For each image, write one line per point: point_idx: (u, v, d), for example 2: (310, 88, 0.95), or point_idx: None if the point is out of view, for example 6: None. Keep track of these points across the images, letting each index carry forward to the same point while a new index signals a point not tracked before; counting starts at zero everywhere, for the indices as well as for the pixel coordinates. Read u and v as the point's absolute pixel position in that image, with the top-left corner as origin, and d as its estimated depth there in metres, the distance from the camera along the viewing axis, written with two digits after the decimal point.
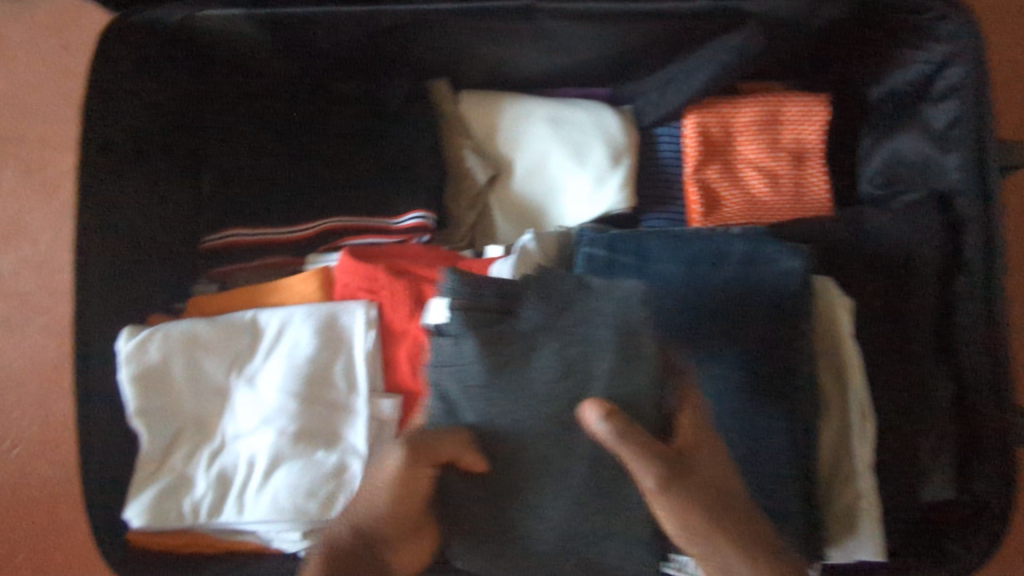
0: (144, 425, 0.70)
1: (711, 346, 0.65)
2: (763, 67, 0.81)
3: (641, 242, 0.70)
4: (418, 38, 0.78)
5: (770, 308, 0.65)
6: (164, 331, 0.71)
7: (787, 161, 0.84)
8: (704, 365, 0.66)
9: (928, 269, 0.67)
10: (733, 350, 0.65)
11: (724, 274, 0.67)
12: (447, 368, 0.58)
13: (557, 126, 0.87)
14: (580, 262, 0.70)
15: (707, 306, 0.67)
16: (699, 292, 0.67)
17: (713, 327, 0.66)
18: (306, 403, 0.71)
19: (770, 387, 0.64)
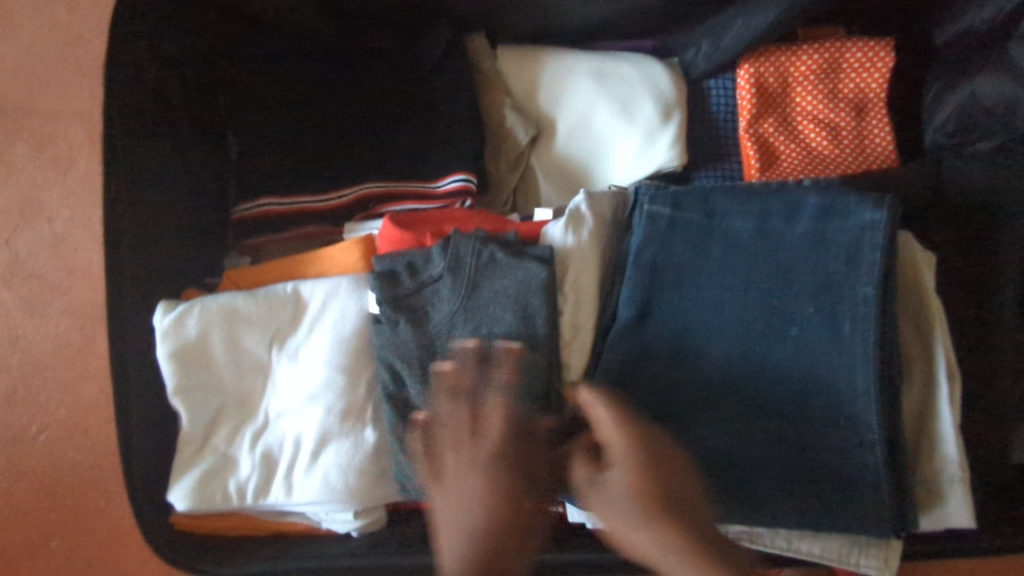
0: (184, 405, 0.66)
1: (784, 307, 0.63)
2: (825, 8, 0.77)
3: (707, 198, 0.65)
4: None
5: (850, 265, 0.60)
6: (201, 304, 0.67)
7: (848, 111, 0.80)
8: (780, 326, 0.63)
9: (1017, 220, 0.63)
10: (811, 310, 0.62)
11: (801, 230, 0.62)
12: (387, 347, 0.67)
13: (603, 81, 0.82)
14: (640, 222, 0.66)
15: (781, 265, 0.63)
16: (771, 251, 0.63)
17: (786, 287, 0.63)
18: (352, 378, 0.68)
19: (853, 346, 0.60)
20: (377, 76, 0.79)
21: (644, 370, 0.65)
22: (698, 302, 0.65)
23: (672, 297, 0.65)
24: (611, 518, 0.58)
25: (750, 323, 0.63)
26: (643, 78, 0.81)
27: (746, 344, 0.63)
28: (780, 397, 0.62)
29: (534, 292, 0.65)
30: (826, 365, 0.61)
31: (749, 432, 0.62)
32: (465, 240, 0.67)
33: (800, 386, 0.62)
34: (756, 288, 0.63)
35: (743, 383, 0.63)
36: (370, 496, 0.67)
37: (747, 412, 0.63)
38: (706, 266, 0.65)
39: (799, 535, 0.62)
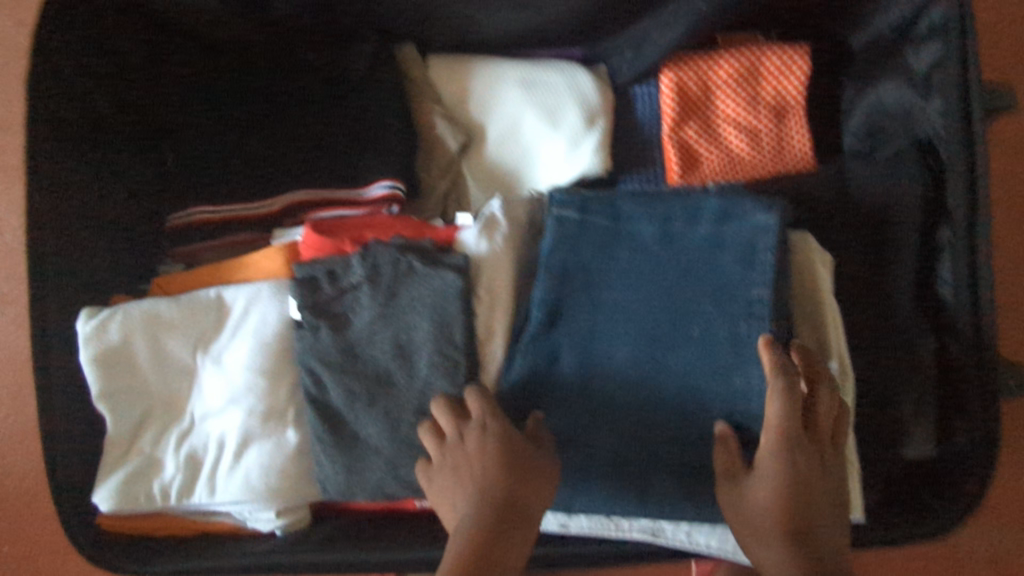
0: (109, 409, 0.68)
1: (687, 307, 0.64)
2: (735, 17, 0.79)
3: (614, 203, 0.67)
4: None
5: (745, 265, 0.62)
6: (124, 310, 0.69)
7: (767, 115, 0.81)
8: (681, 327, 0.64)
9: (909, 224, 0.65)
10: (712, 310, 0.63)
11: (701, 233, 0.64)
12: (309, 352, 0.69)
13: (529, 88, 0.84)
14: (549, 226, 0.67)
15: (684, 268, 0.64)
16: (673, 254, 0.64)
17: (688, 289, 0.64)
18: (272, 381, 0.70)
19: (749, 346, 0.62)
20: (306, 87, 0.81)
21: (555, 371, 0.67)
22: (605, 303, 0.66)
23: (580, 299, 0.67)
24: (745, 528, 0.58)
25: (655, 324, 0.65)
26: (568, 85, 0.83)
27: (651, 346, 0.65)
28: (680, 394, 0.64)
29: (452, 300, 0.66)
30: (724, 365, 0.63)
31: (654, 430, 0.65)
32: (382, 248, 0.68)
33: (700, 384, 0.64)
34: (660, 289, 0.65)
35: (648, 380, 0.65)
36: (292, 495, 0.69)
37: (650, 411, 0.65)
38: (614, 266, 0.66)
39: (698, 528, 0.65)
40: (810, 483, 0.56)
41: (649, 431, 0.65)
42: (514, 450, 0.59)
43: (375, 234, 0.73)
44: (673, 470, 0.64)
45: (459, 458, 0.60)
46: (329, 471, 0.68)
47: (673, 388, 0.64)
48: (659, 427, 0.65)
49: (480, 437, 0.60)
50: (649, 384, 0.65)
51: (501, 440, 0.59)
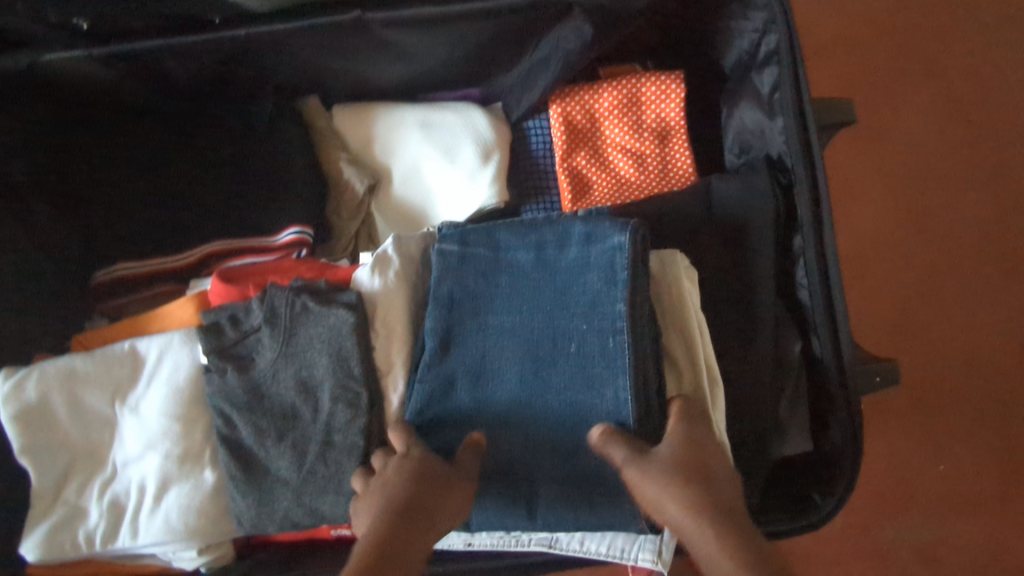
0: (32, 464, 0.72)
1: (562, 326, 0.68)
2: (609, 45, 0.81)
3: (491, 233, 0.72)
4: (272, 62, 0.80)
5: (607, 281, 0.66)
6: (40, 368, 0.73)
7: (651, 139, 0.86)
8: (558, 346, 0.67)
9: (765, 234, 0.70)
10: (584, 327, 0.67)
11: (570, 256, 0.68)
12: (218, 395, 0.73)
13: (428, 130, 0.89)
14: (434, 261, 0.72)
15: (557, 290, 0.68)
16: (547, 278, 0.69)
17: (562, 308, 0.68)
18: (185, 425, 0.73)
19: (618, 358, 0.65)
20: (213, 144, 0.85)
21: (449, 394, 0.70)
22: (491, 325, 0.70)
23: (468, 323, 0.71)
24: (648, 493, 0.60)
25: (536, 343, 0.68)
26: (462, 124, 0.88)
27: (534, 365, 0.68)
28: (564, 414, 0.67)
29: (346, 337, 0.70)
30: (600, 381, 0.65)
31: (541, 449, 0.67)
32: (280, 291, 0.73)
33: (578, 401, 0.66)
34: (537, 311, 0.69)
35: (532, 399, 0.68)
36: (211, 533, 0.72)
37: (537, 430, 0.67)
38: (497, 290, 0.70)
39: (589, 536, 0.69)
40: (707, 448, 0.61)
41: (537, 449, 0.67)
42: (428, 474, 0.63)
43: (280, 278, 0.78)
44: (562, 485, 0.66)
45: (375, 483, 0.64)
46: (245, 509, 0.71)
47: (556, 407, 0.67)
48: (545, 445, 0.67)
49: (399, 462, 0.64)
50: (534, 404, 0.67)
51: (418, 465, 0.63)
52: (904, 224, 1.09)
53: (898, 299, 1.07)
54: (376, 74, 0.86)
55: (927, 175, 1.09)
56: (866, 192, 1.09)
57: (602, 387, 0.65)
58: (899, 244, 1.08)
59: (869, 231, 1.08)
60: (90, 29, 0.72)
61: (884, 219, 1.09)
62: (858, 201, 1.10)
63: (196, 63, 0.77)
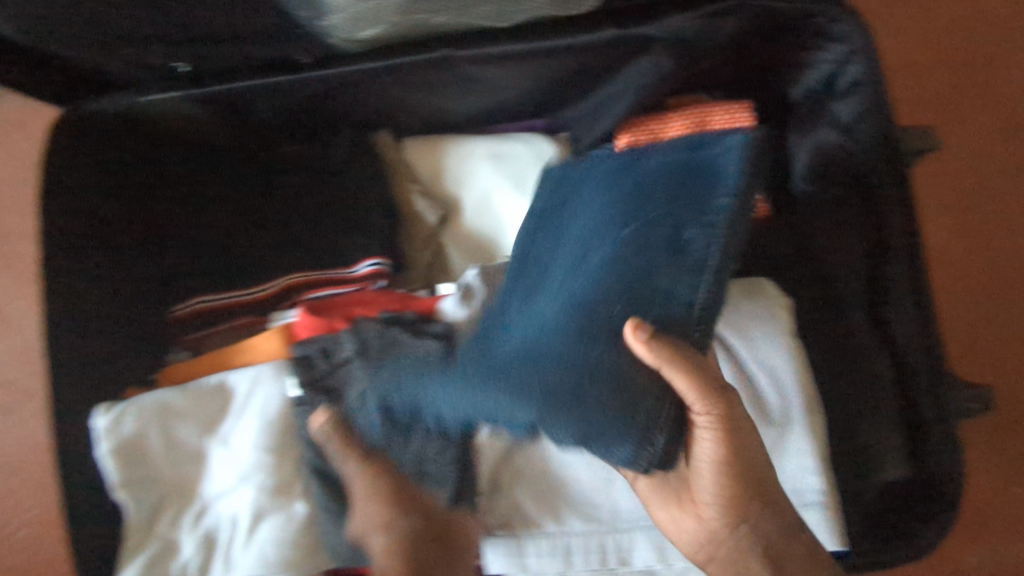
0: (129, 497, 0.72)
1: (653, 216, 0.65)
2: (683, 77, 0.82)
3: (590, 160, 0.79)
4: (353, 99, 0.82)
5: (709, 177, 0.64)
6: (138, 404, 0.74)
7: None
8: (641, 231, 0.65)
9: (852, 264, 0.74)
10: (670, 229, 0.62)
11: (676, 166, 0.68)
12: (310, 427, 0.74)
13: (499, 161, 0.91)
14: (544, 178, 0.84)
15: (655, 188, 0.67)
16: (645, 183, 0.69)
17: (661, 208, 0.65)
18: (278, 458, 0.74)
19: (697, 255, 0.60)
20: (292, 178, 0.87)
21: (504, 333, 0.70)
22: (551, 256, 0.74)
23: (531, 258, 0.76)
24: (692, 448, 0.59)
25: (611, 239, 0.66)
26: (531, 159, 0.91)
27: (607, 253, 0.65)
28: (629, 294, 0.61)
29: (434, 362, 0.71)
30: (682, 273, 0.60)
31: (566, 349, 0.61)
32: (369, 324, 0.77)
33: (650, 288, 0.60)
34: (627, 209, 0.68)
35: (597, 287, 0.63)
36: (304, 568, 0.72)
37: (572, 331, 0.62)
38: (560, 228, 0.76)
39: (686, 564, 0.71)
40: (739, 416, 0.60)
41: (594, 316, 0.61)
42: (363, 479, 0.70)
43: (364, 310, 0.82)
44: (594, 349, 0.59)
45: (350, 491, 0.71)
46: (342, 539, 0.72)
47: (618, 287, 0.62)
48: (592, 325, 0.61)
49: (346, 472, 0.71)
50: (592, 296, 0.63)
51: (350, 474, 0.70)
52: (968, 245, 1.07)
53: (969, 320, 1.02)
54: (451, 106, 0.87)
55: (990, 198, 1.08)
56: (933, 214, 1.09)
57: (685, 275, 0.60)
58: (964, 266, 1.06)
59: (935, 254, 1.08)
60: (188, 70, 0.74)
61: (953, 241, 1.07)
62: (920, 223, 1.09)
63: (283, 101, 0.79)
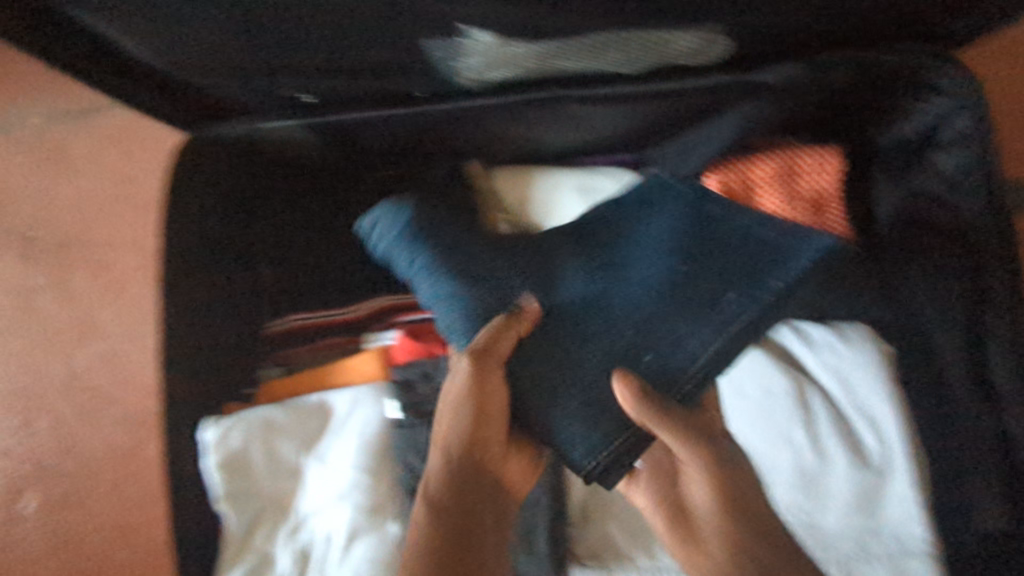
0: (229, 508, 0.74)
1: (710, 265, 0.67)
2: (779, 124, 0.83)
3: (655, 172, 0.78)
4: (460, 131, 0.84)
5: (764, 264, 0.65)
6: (244, 419, 0.76)
7: (807, 210, 0.88)
8: (698, 266, 0.67)
9: (950, 314, 0.75)
10: (714, 286, 0.66)
11: (756, 229, 0.68)
12: (411, 449, 0.76)
13: (588, 195, 0.92)
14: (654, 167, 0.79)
15: (729, 243, 0.68)
16: (724, 225, 0.70)
17: (721, 257, 0.67)
18: (376, 478, 0.75)
19: (712, 321, 0.64)
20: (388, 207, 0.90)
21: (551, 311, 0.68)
22: (630, 245, 0.72)
23: (614, 239, 0.73)
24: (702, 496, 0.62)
25: (672, 259, 0.68)
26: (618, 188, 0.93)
27: (665, 269, 0.68)
28: (665, 309, 0.65)
29: None
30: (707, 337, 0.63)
31: (570, 350, 0.65)
32: None
33: (677, 324, 0.64)
34: (711, 241, 0.69)
35: (645, 295, 0.67)
36: None
37: (581, 334, 0.66)
38: (644, 219, 0.74)
39: None
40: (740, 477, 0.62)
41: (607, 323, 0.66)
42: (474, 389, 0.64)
43: None
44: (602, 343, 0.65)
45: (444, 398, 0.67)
46: None
47: (656, 305, 0.66)
48: (621, 326, 0.66)
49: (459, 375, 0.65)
50: (629, 297, 0.67)
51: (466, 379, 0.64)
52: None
53: None
54: (549, 139, 0.88)
55: None
56: None
57: (716, 336, 0.63)
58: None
59: None
60: (315, 102, 0.77)
61: None
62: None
63: (392, 131, 0.81)
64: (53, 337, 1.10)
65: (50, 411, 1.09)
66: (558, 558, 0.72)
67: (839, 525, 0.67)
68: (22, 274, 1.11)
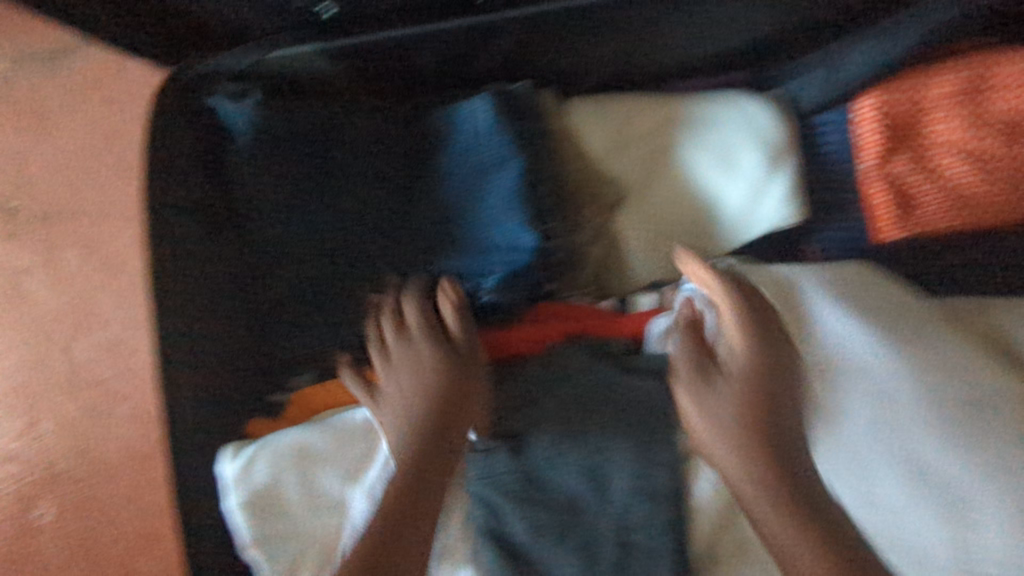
0: (260, 558, 0.58)
1: (382, 214, 0.64)
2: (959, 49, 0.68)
3: (469, 136, 0.65)
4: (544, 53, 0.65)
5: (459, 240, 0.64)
6: (271, 445, 0.59)
7: (999, 137, 0.66)
8: (407, 210, 0.64)
9: None
10: (431, 257, 0.64)
11: (508, 233, 0.62)
12: (486, 480, 0.58)
13: (688, 147, 0.71)
14: (692, 152, 0.71)
15: (508, 245, 0.63)
16: (452, 202, 0.65)
17: (410, 219, 0.64)
18: (444, 514, 0.59)
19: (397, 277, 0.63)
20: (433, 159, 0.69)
21: (301, 247, 0.63)
22: (343, 147, 0.64)
23: (420, 145, 0.66)
24: None
25: (380, 196, 0.64)
26: (772, 220, 0.68)
27: (379, 202, 0.64)
28: (361, 246, 0.63)
29: None
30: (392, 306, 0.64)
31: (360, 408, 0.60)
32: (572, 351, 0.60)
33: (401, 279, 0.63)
34: (504, 235, 0.63)
35: (362, 219, 0.63)
36: None
37: (296, 256, 0.63)
38: (368, 155, 0.64)
39: None
40: None
41: (369, 248, 0.63)
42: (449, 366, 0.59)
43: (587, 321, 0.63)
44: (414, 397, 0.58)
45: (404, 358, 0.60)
46: None
47: (421, 243, 0.64)
48: (374, 239, 0.63)
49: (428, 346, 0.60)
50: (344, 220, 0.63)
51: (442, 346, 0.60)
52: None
53: None
54: (641, 54, 0.69)
55: None
56: None
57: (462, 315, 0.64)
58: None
59: None
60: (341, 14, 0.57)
61: None
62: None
63: (445, 57, 0.62)
64: (49, 326, 0.94)
65: (56, 411, 0.93)
66: None
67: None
68: (6, 255, 0.95)
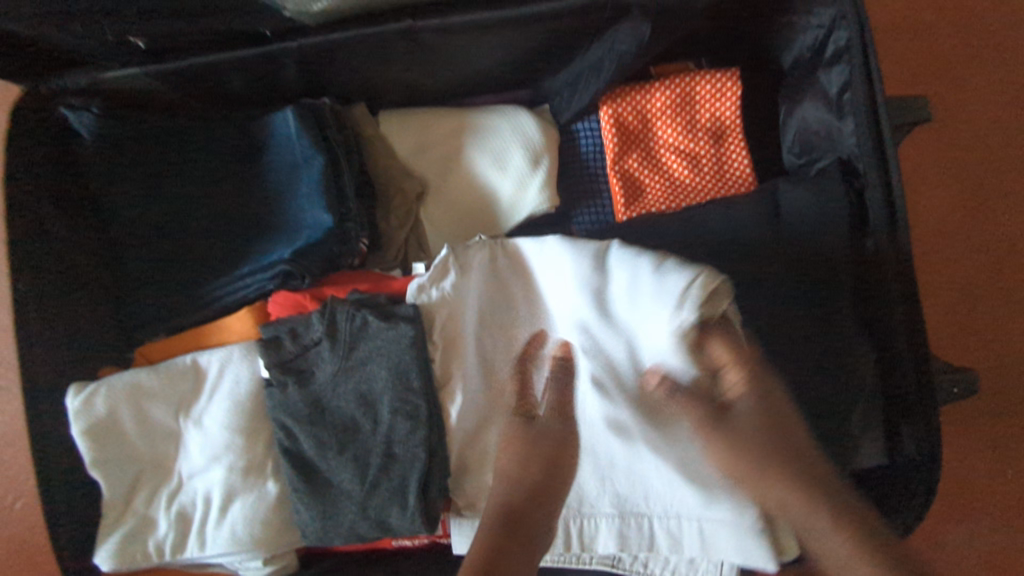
0: (101, 475, 0.73)
1: (208, 202, 0.79)
2: (675, 68, 0.86)
3: (282, 140, 0.79)
4: (336, 74, 0.81)
5: (268, 220, 0.79)
6: (107, 384, 0.74)
7: (706, 139, 0.83)
8: (229, 198, 0.79)
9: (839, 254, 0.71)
10: (246, 236, 0.79)
11: (307, 215, 0.77)
12: (283, 409, 0.73)
13: (474, 148, 0.88)
14: (478, 153, 0.88)
15: (303, 224, 0.77)
16: (265, 192, 0.80)
17: (233, 207, 0.79)
18: (249, 437, 0.74)
19: (217, 254, 0.79)
20: None
21: (146, 229, 0.79)
22: (179, 148, 0.79)
23: (241, 145, 0.81)
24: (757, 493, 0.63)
25: (210, 186, 0.79)
26: (535, 204, 0.85)
27: (205, 191, 0.79)
28: (188, 229, 0.79)
29: (404, 357, 0.71)
30: (216, 276, 0.78)
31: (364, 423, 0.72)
32: (341, 305, 0.73)
33: (224, 253, 0.78)
34: (301, 214, 0.77)
35: (192, 203, 0.79)
36: (274, 544, 0.73)
37: (144, 233, 0.79)
38: (193, 163, 0.79)
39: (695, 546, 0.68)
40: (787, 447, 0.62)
41: (197, 229, 0.79)
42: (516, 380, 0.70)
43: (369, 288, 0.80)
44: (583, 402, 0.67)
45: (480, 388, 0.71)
46: (311, 514, 0.72)
47: (240, 223, 0.79)
48: (203, 222, 0.79)
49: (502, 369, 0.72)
50: (178, 207, 0.79)
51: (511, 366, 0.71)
52: (963, 215, 0.99)
53: (941, 296, 0.98)
54: (422, 78, 0.86)
55: (987, 166, 1.00)
56: (938, 182, 1.00)
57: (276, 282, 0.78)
58: (956, 241, 0.99)
59: (937, 229, 0.99)
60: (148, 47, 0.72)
61: (957, 211, 0.99)
62: (915, 203, 1.00)
63: (247, 77, 0.78)
64: None
65: None
66: (430, 514, 0.70)
67: (600, 496, 0.70)
68: None
